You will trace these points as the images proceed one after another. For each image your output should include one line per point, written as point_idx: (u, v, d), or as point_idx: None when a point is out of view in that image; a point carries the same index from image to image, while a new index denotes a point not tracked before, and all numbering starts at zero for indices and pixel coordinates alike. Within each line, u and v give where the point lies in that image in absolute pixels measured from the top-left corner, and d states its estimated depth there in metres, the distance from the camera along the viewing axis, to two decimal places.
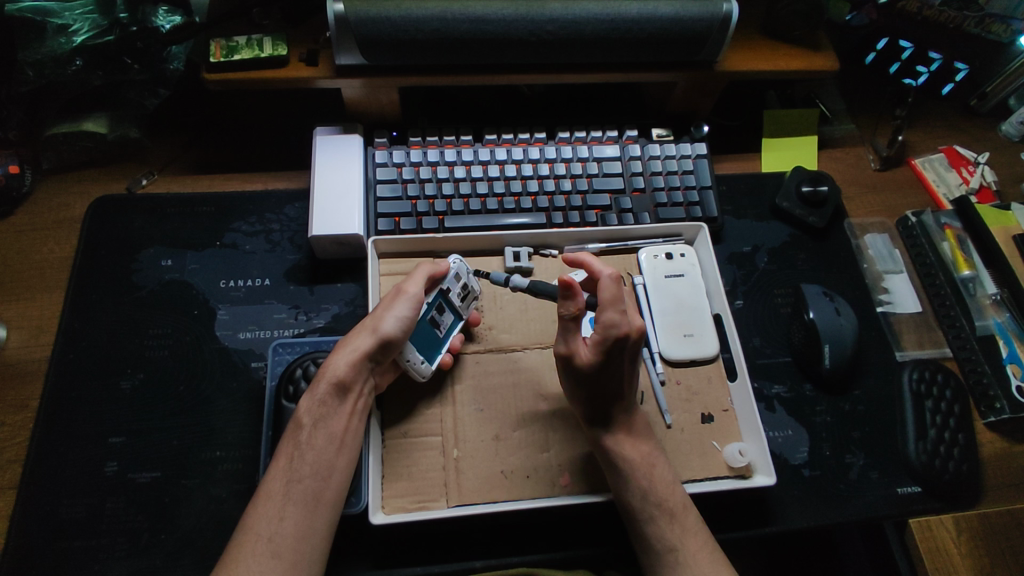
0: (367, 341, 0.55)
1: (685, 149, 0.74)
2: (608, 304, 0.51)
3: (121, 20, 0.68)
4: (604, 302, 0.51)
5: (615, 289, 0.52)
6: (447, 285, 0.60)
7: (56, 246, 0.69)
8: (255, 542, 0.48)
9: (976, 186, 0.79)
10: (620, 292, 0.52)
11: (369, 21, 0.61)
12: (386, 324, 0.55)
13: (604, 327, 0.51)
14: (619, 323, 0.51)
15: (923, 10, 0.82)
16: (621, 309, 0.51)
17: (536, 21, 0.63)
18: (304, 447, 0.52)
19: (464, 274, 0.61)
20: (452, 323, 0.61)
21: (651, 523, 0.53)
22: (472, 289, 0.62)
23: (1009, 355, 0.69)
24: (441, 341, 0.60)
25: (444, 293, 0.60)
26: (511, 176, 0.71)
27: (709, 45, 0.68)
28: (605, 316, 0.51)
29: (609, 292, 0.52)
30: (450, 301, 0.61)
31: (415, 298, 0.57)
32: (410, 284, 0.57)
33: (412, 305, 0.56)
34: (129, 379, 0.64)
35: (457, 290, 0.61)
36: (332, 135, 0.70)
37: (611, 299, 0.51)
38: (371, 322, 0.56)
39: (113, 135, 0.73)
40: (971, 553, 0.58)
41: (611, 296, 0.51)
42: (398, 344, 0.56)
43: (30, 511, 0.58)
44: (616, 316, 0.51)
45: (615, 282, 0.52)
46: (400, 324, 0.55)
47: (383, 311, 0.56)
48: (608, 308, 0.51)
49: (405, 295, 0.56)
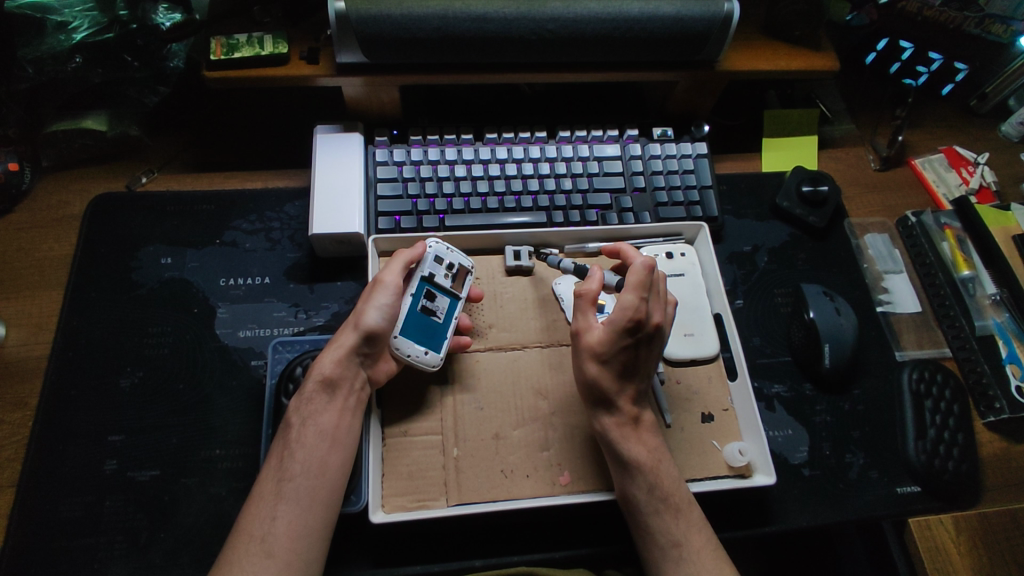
0: (351, 336, 0.56)
1: (685, 149, 0.74)
2: (632, 288, 0.54)
3: (121, 17, 0.68)
4: (629, 284, 0.54)
5: (642, 275, 0.54)
6: (430, 270, 0.60)
7: (55, 245, 0.69)
8: (249, 542, 0.49)
9: (975, 186, 0.79)
10: (646, 280, 0.54)
11: (369, 19, 0.61)
12: (366, 316, 0.56)
13: (621, 309, 0.53)
14: (639, 308, 0.53)
15: (923, 10, 0.82)
16: (643, 296, 0.54)
17: (537, 19, 0.63)
18: (293, 445, 0.53)
19: (446, 256, 0.62)
20: (450, 305, 0.61)
21: (657, 516, 0.53)
22: (462, 266, 0.62)
23: (1009, 355, 0.69)
24: (443, 327, 0.60)
25: (430, 279, 0.60)
26: (511, 175, 0.71)
27: (710, 45, 0.68)
28: (624, 298, 0.53)
29: (636, 277, 0.54)
30: (439, 286, 0.61)
31: (394, 286, 0.58)
32: (386, 273, 0.58)
33: (390, 294, 0.57)
34: (128, 377, 0.64)
35: (443, 273, 0.61)
36: (332, 134, 0.70)
37: (636, 285, 0.54)
38: (353, 318, 0.57)
39: (113, 132, 0.73)
40: (971, 553, 0.58)
41: (636, 281, 0.54)
42: (384, 334, 0.57)
43: (29, 508, 0.58)
44: (636, 300, 0.53)
45: (645, 270, 0.54)
46: (381, 315, 0.57)
47: (364, 305, 0.57)
48: (630, 291, 0.54)
49: (382, 284, 0.57)
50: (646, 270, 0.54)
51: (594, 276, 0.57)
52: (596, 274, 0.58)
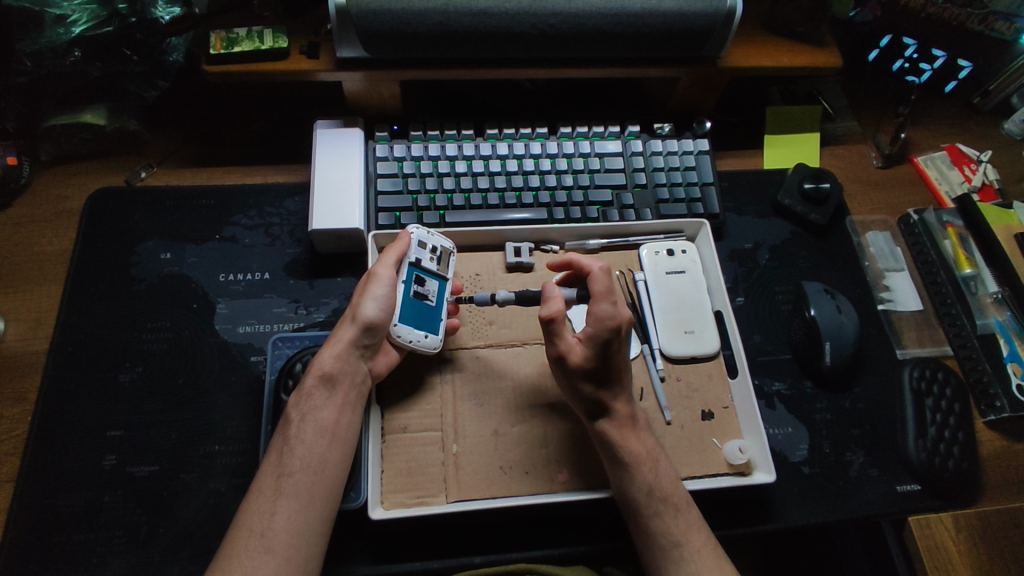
0: (350, 330, 0.56)
1: (686, 146, 0.74)
2: (601, 297, 0.53)
3: (121, 10, 0.67)
4: (597, 293, 0.53)
5: (607, 281, 0.54)
6: (416, 255, 0.60)
7: (55, 238, 0.69)
8: (248, 538, 0.48)
9: (977, 184, 0.79)
10: (611, 284, 0.54)
11: (369, 14, 0.60)
12: (363, 308, 0.56)
13: (599, 320, 0.53)
14: (615, 314, 0.53)
15: (927, 7, 0.81)
16: (613, 300, 0.53)
17: (538, 13, 0.63)
18: (293, 441, 0.53)
19: (429, 240, 0.61)
20: (439, 288, 0.61)
21: (657, 517, 0.53)
22: (444, 247, 0.62)
23: (1009, 354, 0.69)
24: (437, 309, 0.60)
25: (417, 263, 0.60)
26: (512, 171, 0.70)
27: (713, 39, 0.67)
28: (600, 308, 0.53)
29: (601, 285, 0.53)
30: (427, 270, 0.61)
31: (388, 277, 0.57)
32: (379, 266, 0.58)
33: (385, 285, 0.57)
34: (127, 373, 0.64)
35: (428, 256, 0.61)
36: (333, 129, 0.70)
37: (604, 292, 0.53)
38: (351, 312, 0.57)
39: (112, 126, 0.72)
40: (971, 552, 0.58)
41: (604, 288, 0.54)
42: (382, 325, 0.57)
43: (28, 503, 0.58)
44: (610, 307, 0.53)
45: (605, 274, 0.54)
46: (378, 306, 0.56)
47: (361, 298, 0.57)
48: (602, 300, 0.53)
49: (375, 276, 0.57)
50: (606, 275, 0.54)
51: (553, 296, 0.54)
52: (555, 291, 0.54)
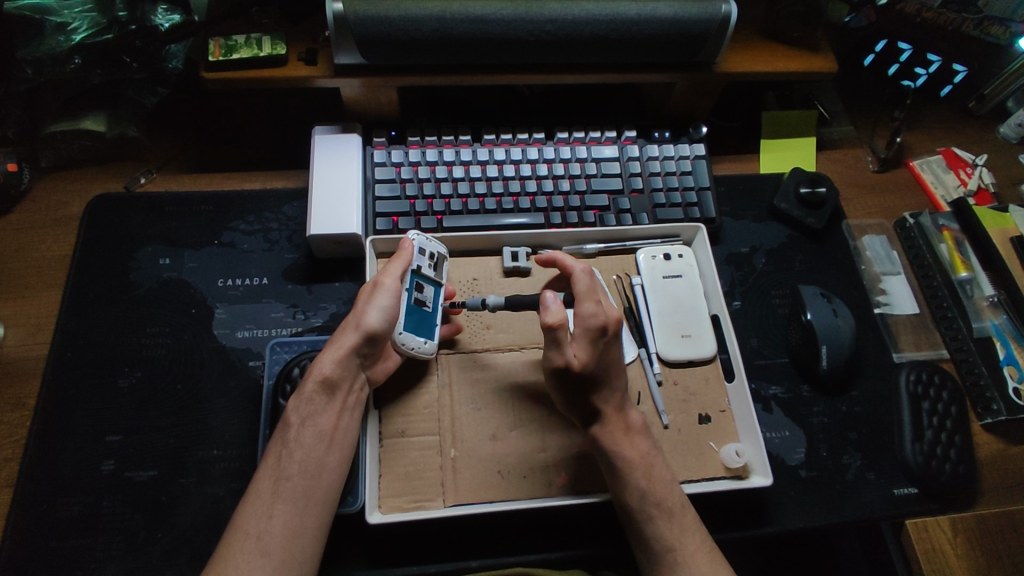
0: (353, 337, 0.56)
1: (683, 150, 0.74)
2: (586, 297, 0.55)
3: (121, 19, 0.69)
4: (582, 292, 0.55)
5: (590, 281, 0.56)
6: (418, 263, 0.60)
7: (54, 245, 0.69)
8: (244, 541, 0.49)
9: (973, 188, 0.80)
10: (594, 283, 0.56)
11: (367, 20, 0.61)
12: (367, 317, 0.56)
13: (585, 318, 0.54)
14: (599, 313, 0.54)
15: (922, 12, 0.81)
16: (597, 300, 0.55)
17: (535, 20, 0.63)
18: (292, 444, 0.53)
19: (427, 245, 0.62)
20: (436, 294, 0.61)
21: (651, 523, 0.53)
22: (439, 253, 0.63)
23: (1005, 357, 0.69)
24: (434, 316, 0.60)
25: (418, 270, 0.60)
26: (510, 176, 0.71)
27: (708, 46, 0.68)
28: (585, 308, 0.54)
29: (585, 284, 0.56)
30: (425, 276, 0.61)
31: (394, 288, 0.57)
32: (386, 275, 0.57)
33: (390, 295, 0.57)
34: (127, 378, 0.64)
35: (427, 263, 0.61)
36: (331, 134, 0.70)
37: (587, 291, 0.55)
38: (354, 319, 0.56)
39: (112, 133, 0.73)
40: (968, 554, 0.58)
41: (587, 288, 0.56)
42: (384, 335, 0.57)
43: (27, 508, 0.58)
44: (595, 306, 0.54)
45: (588, 275, 0.57)
46: (382, 316, 0.56)
47: (365, 306, 0.57)
48: (587, 299, 0.55)
49: (381, 286, 0.57)
50: (587, 275, 0.57)
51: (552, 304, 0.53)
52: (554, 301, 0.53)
